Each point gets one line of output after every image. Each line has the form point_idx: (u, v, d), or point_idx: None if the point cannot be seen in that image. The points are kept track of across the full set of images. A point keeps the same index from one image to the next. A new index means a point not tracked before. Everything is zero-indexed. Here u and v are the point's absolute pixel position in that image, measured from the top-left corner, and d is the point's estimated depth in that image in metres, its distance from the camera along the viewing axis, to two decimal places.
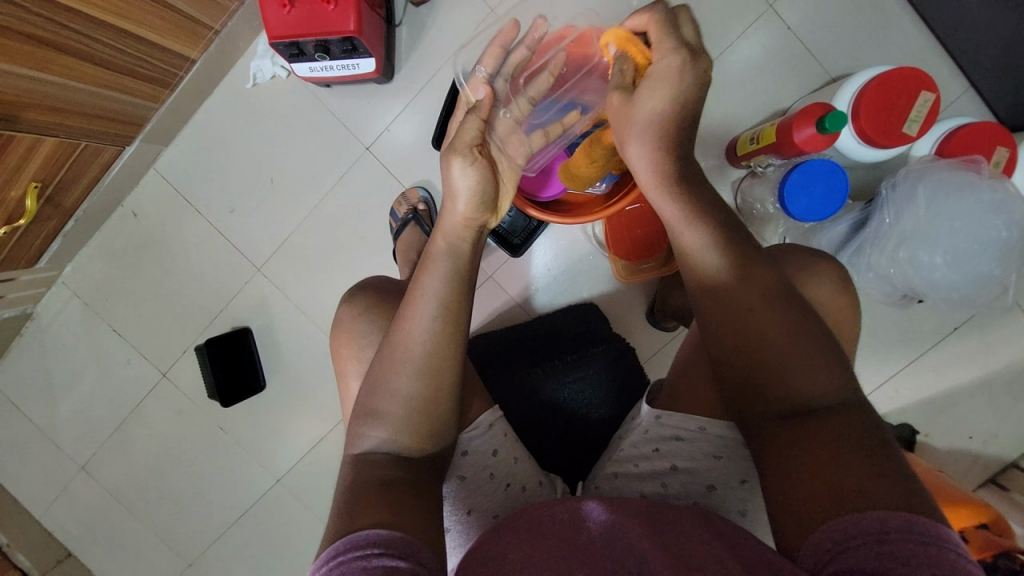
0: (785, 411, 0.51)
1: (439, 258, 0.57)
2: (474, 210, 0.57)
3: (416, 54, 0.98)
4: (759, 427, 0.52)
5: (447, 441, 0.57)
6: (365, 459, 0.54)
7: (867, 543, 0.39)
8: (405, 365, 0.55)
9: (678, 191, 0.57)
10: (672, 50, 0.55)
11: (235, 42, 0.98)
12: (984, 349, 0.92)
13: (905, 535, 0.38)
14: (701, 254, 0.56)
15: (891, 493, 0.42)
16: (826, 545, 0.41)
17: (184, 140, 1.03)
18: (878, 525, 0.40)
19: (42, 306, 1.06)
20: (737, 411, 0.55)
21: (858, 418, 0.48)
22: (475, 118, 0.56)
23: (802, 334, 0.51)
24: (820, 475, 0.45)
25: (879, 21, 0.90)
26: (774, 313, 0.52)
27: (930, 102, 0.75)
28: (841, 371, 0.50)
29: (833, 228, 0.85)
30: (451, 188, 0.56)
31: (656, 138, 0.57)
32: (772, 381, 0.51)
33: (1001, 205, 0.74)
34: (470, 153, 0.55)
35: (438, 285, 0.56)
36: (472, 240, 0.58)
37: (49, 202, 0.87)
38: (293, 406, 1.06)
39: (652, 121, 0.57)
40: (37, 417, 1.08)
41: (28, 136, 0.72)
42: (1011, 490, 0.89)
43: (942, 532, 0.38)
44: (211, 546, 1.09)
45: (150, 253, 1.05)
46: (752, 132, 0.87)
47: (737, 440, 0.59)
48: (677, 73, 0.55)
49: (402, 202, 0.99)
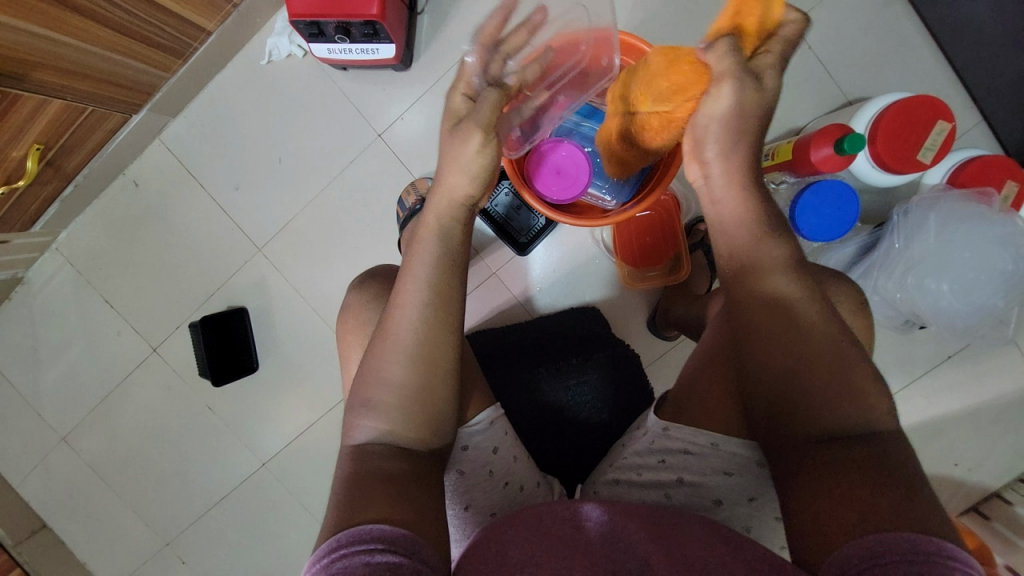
0: (818, 437, 0.50)
1: (430, 240, 0.58)
2: (474, 188, 0.58)
3: (435, 44, 0.97)
4: (789, 446, 0.52)
5: (447, 433, 0.57)
6: (363, 450, 0.54)
7: (898, 561, 0.39)
8: (398, 352, 0.55)
9: (746, 200, 0.59)
10: (727, 69, 0.55)
11: (254, 16, 0.96)
12: (976, 379, 0.93)
13: (932, 559, 0.39)
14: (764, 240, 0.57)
15: (910, 513, 0.42)
16: (854, 560, 0.41)
17: (193, 112, 1.01)
18: (908, 545, 0.40)
19: (33, 271, 1.04)
20: (759, 427, 0.55)
21: (875, 438, 0.48)
22: (498, 98, 0.57)
23: (825, 348, 0.51)
24: (846, 496, 0.45)
25: (898, 48, 0.91)
26: (791, 330, 0.53)
27: (946, 132, 0.76)
28: (860, 391, 0.50)
29: (841, 250, 0.87)
30: (455, 163, 0.58)
31: (731, 175, 0.59)
32: (798, 397, 0.51)
33: (1010, 239, 0.75)
34: (486, 131, 0.57)
35: (430, 263, 0.57)
36: (464, 222, 0.60)
37: (50, 165, 0.85)
38: (284, 391, 1.04)
39: (719, 145, 0.59)
40: (22, 383, 1.06)
41: (36, 96, 0.70)
42: (992, 519, 0.91)
43: (964, 555, 0.39)
44: (191, 526, 1.07)
45: (148, 224, 1.03)
46: (768, 148, 0.87)
47: (747, 458, 0.59)
48: (743, 97, 0.56)
49: (410, 192, 0.96)
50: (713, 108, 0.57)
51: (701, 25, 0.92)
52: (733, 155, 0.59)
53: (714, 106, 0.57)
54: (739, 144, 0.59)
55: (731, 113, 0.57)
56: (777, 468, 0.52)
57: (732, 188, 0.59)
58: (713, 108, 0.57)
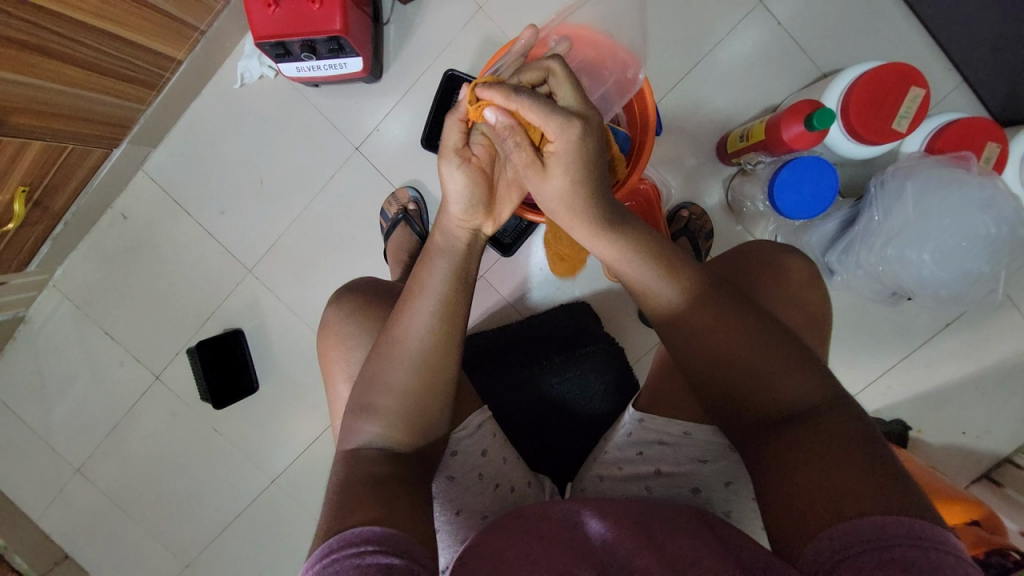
0: (770, 420, 0.51)
1: (438, 255, 0.57)
2: (468, 212, 0.57)
3: (404, 53, 0.97)
4: (749, 438, 0.52)
5: (437, 434, 0.58)
6: (358, 454, 0.55)
7: (867, 550, 0.39)
8: (402, 359, 0.55)
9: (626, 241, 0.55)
10: (559, 128, 0.51)
11: (223, 42, 0.97)
12: (977, 344, 0.91)
13: (902, 541, 0.38)
14: (651, 289, 0.55)
15: (879, 492, 0.42)
16: (826, 553, 0.41)
17: (173, 141, 1.02)
18: (877, 531, 0.39)
19: (34, 310, 1.06)
20: (713, 411, 0.55)
21: (838, 416, 0.48)
22: (456, 120, 0.56)
23: (773, 338, 0.51)
24: (810, 478, 0.45)
25: (868, 15, 0.90)
26: (744, 321, 0.52)
27: (920, 98, 0.74)
28: (813, 371, 0.50)
29: (822, 226, 0.86)
30: (445, 193, 0.57)
31: (576, 219, 0.56)
32: (756, 392, 0.51)
33: (990, 201, 0.73)
34: (456, 155, 0.56)
35: (442, 278, 0.56)
36: (468, 241, 0.58)
37: (37, 205, 0.87)
38: (286, 407, 1.06)
39: (564, 204, 0.55)
40: (32, 420, 1.08)
41: (14, 141, 0.72)
42: (1004, 485, 0.89)
43: (942, 536, 0.38)
44: (207, 546, 1.09)
45: (141, 255, 1.05)
46: (742, 129, 0.86)
47: (723, 443, 0.59)
48: (568, 149, 0.51)
49: (392, 202, 0.99)
50: (553, 180, 0.53)
51: (666, 12, 0.91)
52: (584, 212, 0.55)
53: (555, 178, 0.53)
54: (585, 198, 0.54)
55: (574, 168, 0.52)
56: (747, 456, 0.52)
57: (598, 234, 0.55)
58: (558, 164, 0.53)
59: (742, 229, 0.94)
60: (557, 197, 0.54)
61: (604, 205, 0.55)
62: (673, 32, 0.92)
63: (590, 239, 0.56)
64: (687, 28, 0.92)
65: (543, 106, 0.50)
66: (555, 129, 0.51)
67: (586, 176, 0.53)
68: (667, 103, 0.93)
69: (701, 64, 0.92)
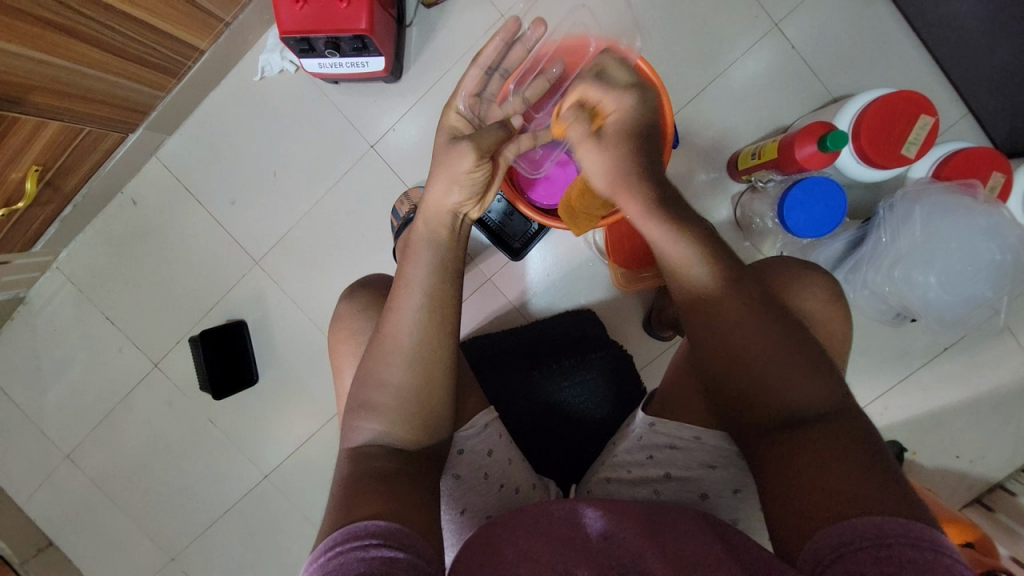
0: (774, 424, 0.51)
1: (421, 247, 0.58)
2: (466, 199, 0.58)
3: (425, 55, 0.99)
4: (755, 443, 0.53)
5: (443, 433, 0.57)
6: (359, 451, 0.55)
7: (865, 547, 0.39)
8: (394, 356, 0.56)
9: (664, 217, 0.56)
10: (618, 102, 0.56)
11: (246, 35, 0.98)
12: (974, 370, 0.93)
13: (900, 540, 0.39)
14: (684, 264, 0.56)
15: (881, 497, 0.42)
16: (824, 550, 0.41)
17: (188, 130, 1.02)
18: (876, 530, 0.40)
19: (35, 291, 1.05)
20: (726, 415, 0.56)
21: (843, 424, 0.48)
22: (495, 133, 0.57)
23: (789, 343, 0.52)
24: (812, 482, 0.46)
25: (880, 44, 0.92)
26: (750, 327, 0.53)
27: (929, 126, 0.76)
28: (824, 378, 0.51)
29: (830, 245, 0.87)
30: (450, 173, 0.56)
31: (624, 191, 0.57)
32: (763, 398, 0.52)
33: (996, 228, 0.75)
34: (484, 155, 0.56)
35: (425, 270, 0.57)
36: (451, 229, 0.59)
37: (49, 186, 0.87)
38: (285, 402, 1.05)
39: (614, 175, 0.57)
40: (24, 403, 1.07)
41: (32, 119, 0.71)
42: (996, 511, 0.90)
43: (937, 536, 0.39)
44: (196, 539, 1.08)
45: (148, 242, 1.04)
46: (754, 147, 0.88)
47: (732, 450, 0.60)
48: (625, 121, 0.56)
49: (404, 201, 0.98)
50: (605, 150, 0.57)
51: (685, 29, 0.94)
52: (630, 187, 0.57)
53: (609, 147, 0.56)
54: (633, 174, 0.57)
55: (627, 139, 0.56)
56: (750, 458, 0.54)
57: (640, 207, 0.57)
58: (613, 136, 0.56)
59: (749, 246, 0.95)
60: (606, 169, 0.57)
61: (649, 184, 0.56)
62: (690, 49, 0.94)
63: (633, 213, 0.58)
64: (704, 46, 0.94)
65: (603, 85, 0.56)
66: (612, 101, 0.56)
67: (634, 151, 0.56)
68: (682, 119, 0.95)
69: (716, 82, 0.94)
